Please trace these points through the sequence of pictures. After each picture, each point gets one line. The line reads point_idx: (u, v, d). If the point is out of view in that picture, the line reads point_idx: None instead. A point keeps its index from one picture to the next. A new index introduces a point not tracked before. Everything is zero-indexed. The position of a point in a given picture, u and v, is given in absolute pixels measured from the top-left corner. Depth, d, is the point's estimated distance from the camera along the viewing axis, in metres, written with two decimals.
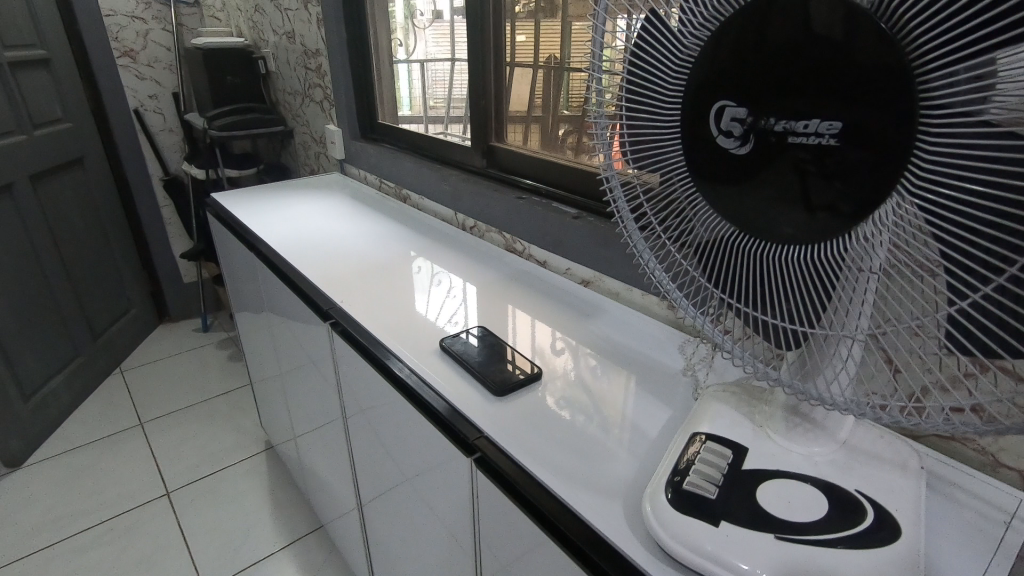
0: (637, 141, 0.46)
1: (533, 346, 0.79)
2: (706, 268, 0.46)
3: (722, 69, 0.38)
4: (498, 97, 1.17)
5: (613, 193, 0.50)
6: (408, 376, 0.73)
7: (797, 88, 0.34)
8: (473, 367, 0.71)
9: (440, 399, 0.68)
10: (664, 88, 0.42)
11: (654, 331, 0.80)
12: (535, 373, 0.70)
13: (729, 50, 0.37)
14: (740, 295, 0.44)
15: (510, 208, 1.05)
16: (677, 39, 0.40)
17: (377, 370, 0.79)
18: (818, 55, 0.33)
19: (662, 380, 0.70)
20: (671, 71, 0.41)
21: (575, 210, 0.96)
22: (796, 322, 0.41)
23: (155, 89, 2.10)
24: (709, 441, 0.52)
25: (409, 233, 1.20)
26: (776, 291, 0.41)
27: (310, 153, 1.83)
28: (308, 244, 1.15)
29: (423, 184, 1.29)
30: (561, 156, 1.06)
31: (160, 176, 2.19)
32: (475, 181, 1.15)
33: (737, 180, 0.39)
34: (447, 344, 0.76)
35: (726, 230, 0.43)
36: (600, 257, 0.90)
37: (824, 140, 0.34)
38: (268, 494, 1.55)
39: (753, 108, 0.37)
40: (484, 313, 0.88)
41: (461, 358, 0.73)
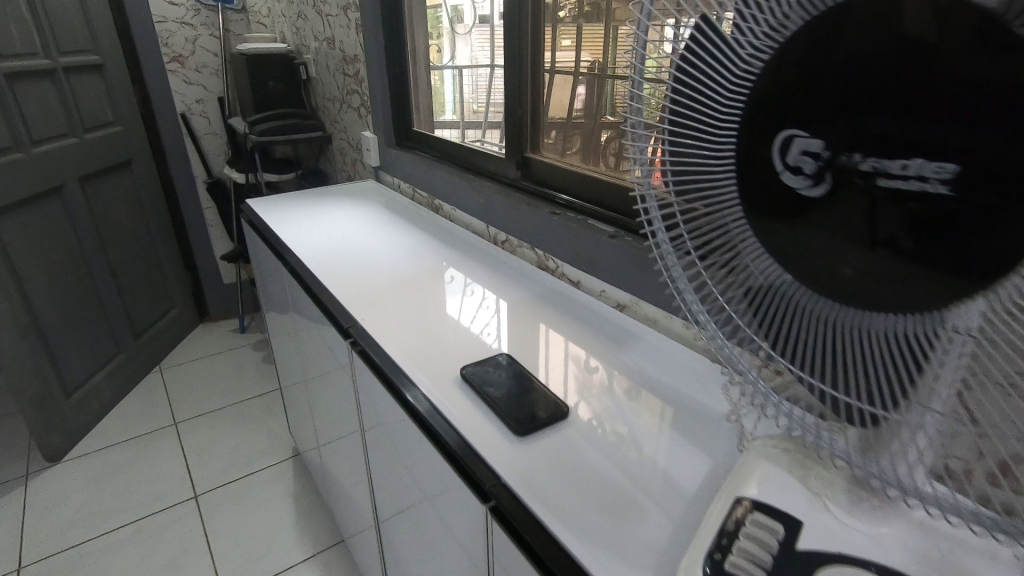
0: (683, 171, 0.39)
1: (564, 359, 0.76)
2: (762, 324, 0.39)
3: (789, 90, 0.32)
4: (534, 105, 1.11)
5: (653, 228, 0.44)
6: (422, 405, 0.69)
7: (894, 115, 0.28)
8: (495, 402, 0.66)
9: (453, 432, 0.63)
10: (716, 110, 0.35)
11: (693, 365, 0.73)
12: (562, 411, 0.64)
13: (804, 67, 0.31)
14: (807, 360, 0.37)
15: (542, 224, 0.99)
16: (733, 51, 0.33)
17: (393, 396, 0.75)
18: (927, 75, 0.26)
19: (703, 424, 0.63)
20: (725, 90, 0.34)
21: (612, 229, 0.90)
22: (873, 395, 0.34)
23: (202, 93, 2.14)
24: (755, 510, 0.46)
25: (441, 246, 1.17)
26: (855, 360, 0.34)
27: (346, 159, 1.82)
28: (336, 256, 1.12)
29: (454, 195, 1.25)
30: (599, 170, 0.99)
31: (204, 178, 2.23)
32: (508, 193, 1.10)
33: (803, 218, 0.33)
34: (469, 373, 0.71)
35: (790, 282, 0.36)
36: (636, 280, 0.83)
37: (930, 186, 0.28)
38: (292, 501, 1.54)
39: (832, 140, 0.30)
40: (512, 326, 0.85)
41: (482, 391, 0.68)
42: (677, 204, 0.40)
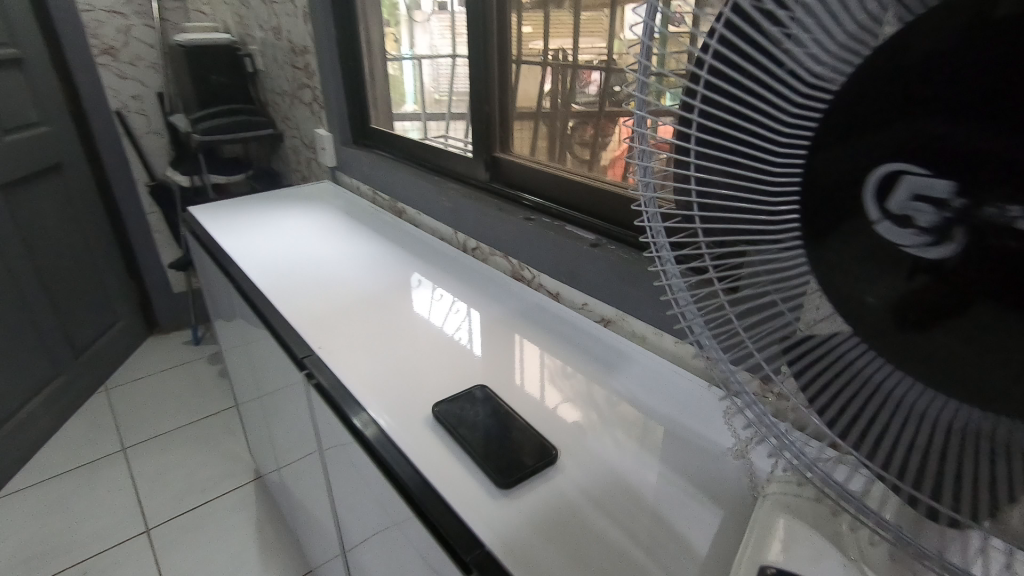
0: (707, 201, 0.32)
1: (539, 372, 0.72)
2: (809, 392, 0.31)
3: (853, 95, 0.23)
4: (502, 99, 1.03)
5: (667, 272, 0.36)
6: (378, 442, 0.61)
7: None
8: (473, 447, 0.58)
9: (416, 476, 0.55)
10: (774, 124, 0.26)
11: (687, 387, 0.68)
12: (549, 457, 0.56)
13: (918, 77, 0.22)
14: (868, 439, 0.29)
15: (516, 231, 0.91)
16: (802, 48, 0.24)
17: (343, 426, 0.66)
18: None
19: (707, 462, 0.57)
20: (792, 101, 0.25)
21: (593, 236, 0.83)
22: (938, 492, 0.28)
23: (139, 88, 1.97)
24: None
25: (405, 254, 1.08)
26: (937, 444, 0.27)
27: (301, 158, 1.70)
28: (289, 272, 1.02)
29: (419, 198, 1.16)
30: (576, 172, 0.92)
31: (146, 181, 2.07)
32: (477, 197, 1.02)
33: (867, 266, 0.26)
34: (442, 412, 0.63)
35: (844, 342, 0.28)
36: (622, 294, 0.76)
37: None
38: (256, 526, 1.44)
39: (965, 183, 0.21)
40: (485, 338, 0.81)
41: (457, 433, 0.60)
42: (699, 245, 0.33)
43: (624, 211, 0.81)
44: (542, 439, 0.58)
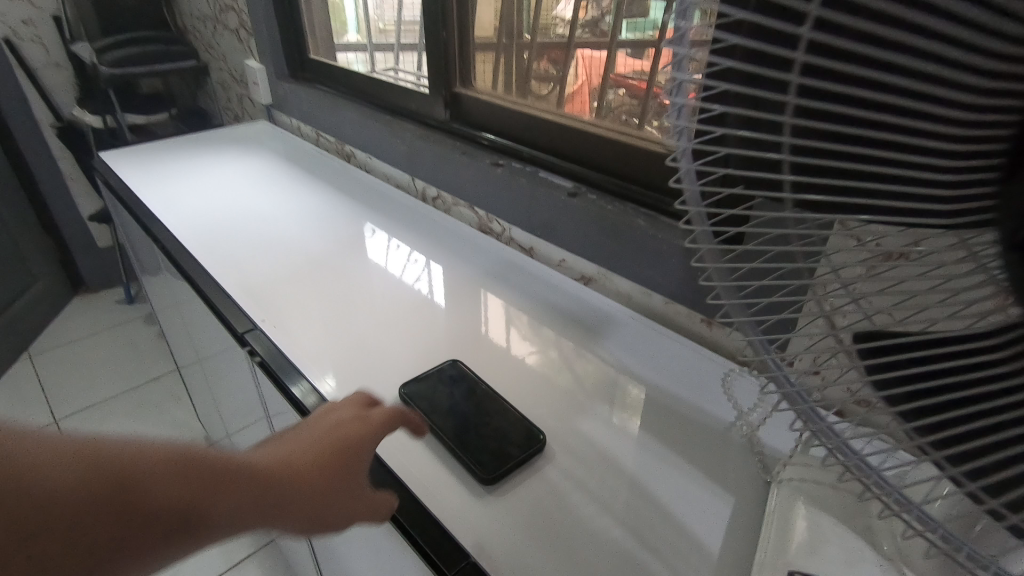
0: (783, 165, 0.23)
1: (507, 335, 0.67)
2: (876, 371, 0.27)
3: None
4: (461, 26, 0.88)
5: (701, 247, 0.29)
6: None
7: None
8: (449, 437, 0.51)
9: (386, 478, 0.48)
10: (946, 136, 0.18)
11: (677, 350, 0.62)
12: (537, 445, 0.50)
13: None
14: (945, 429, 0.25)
15: (483, 178, 0.81)
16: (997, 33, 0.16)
17: (297, 412, 0.58)
18: None
19: (709, 440, 0.52)
20: (979, 98, 0.17)
21: (570, 183, 0.73)
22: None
23: (30, 12, 1.69)
24: None
25: (356, 204, 0.97)
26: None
27: (231, 95, 1.51)
28: (223, 230, 0.89)
29: (370, 141, 1.03)
30: (547, 110, 0.82)
31: (51, 122, 1.80)
32: (437, 138, 0.90)
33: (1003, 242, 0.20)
34: (409, 394, 0.55)
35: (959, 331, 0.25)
36: (604, 250, 0.69)
37: None
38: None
39: None
40: (448, 296, 0.74)
41: (429, 420, 0.52)
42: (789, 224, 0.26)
43: (603, 156, 0.72)
44: (526, 422, 0.52)
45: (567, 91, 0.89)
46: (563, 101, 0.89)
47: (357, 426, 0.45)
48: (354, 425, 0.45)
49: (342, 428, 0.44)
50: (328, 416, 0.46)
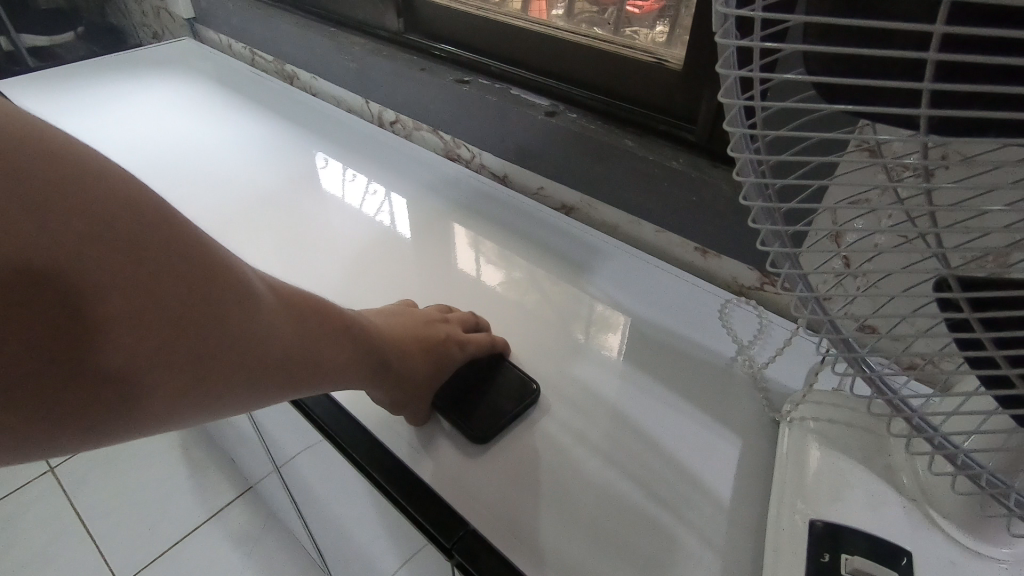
0: (898, 66, 0.17)
1: (485, 273, 0.61)
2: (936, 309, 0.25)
3: None
4: None
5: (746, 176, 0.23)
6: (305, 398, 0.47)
7: None
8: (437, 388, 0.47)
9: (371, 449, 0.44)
10: None
11: (668, 280, 0.59)
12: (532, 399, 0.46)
13: None
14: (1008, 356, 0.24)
15: (446, 98, 0.72)
16: None
17: None
18: None
19: (708, 376, 0.49)
20: None
21: (546, 101, 0.66)
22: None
23: None
24: (857, 558, 0.32)
25: (306, 132, 0.87)
26: None
27: (145, 8, 1.31)
28: (155, 170, 0.78)
29: (313, 58, 0.91)
30: (513, 15, 0.72)
31: None
32: (390, 53, 0.79)
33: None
34: None
35: None
36: (587, 176, 0.63)
37: None
38: (178, 437, 1.26)
39: None
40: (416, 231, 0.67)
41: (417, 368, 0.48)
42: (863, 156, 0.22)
43: (580, 69, 0.65)
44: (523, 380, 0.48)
45: None
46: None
47: (452, 349, 0.48)
48: (452, 347, 0.48)
49: (437, 342, 0.48)
50: (430, 323, 0.49)
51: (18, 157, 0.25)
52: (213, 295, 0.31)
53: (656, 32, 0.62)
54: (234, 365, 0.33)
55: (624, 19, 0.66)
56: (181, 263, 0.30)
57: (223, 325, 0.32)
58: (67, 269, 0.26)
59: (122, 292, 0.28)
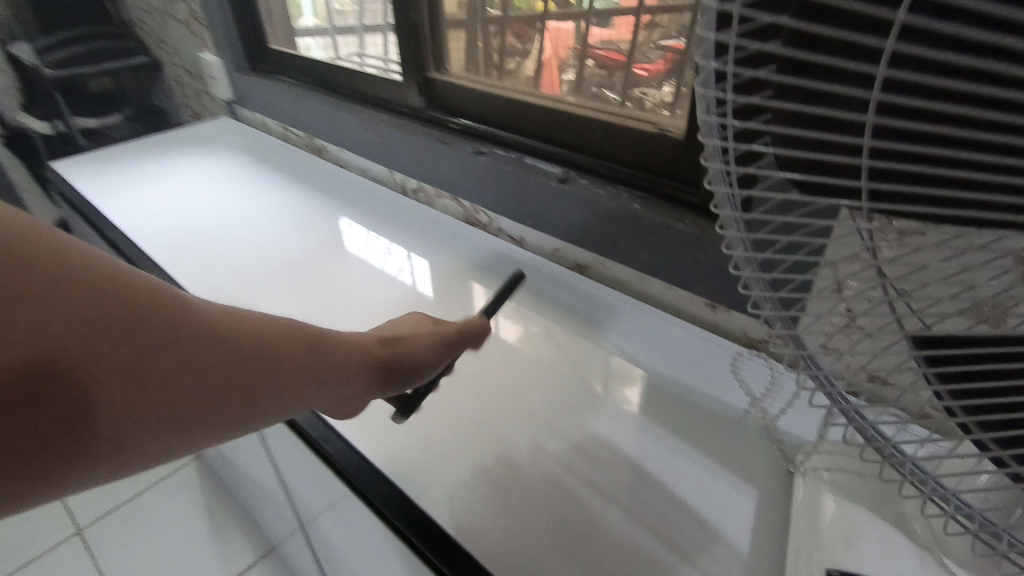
0: (858, 127, 0.21)
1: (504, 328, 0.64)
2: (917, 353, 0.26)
3: None
4: (432, 8, 0.83)
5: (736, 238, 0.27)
6: (337, 454, 0.50)
7: None
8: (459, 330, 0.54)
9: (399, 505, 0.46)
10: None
11: (680, 334, 0.61)
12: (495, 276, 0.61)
13: None
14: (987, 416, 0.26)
15: (466, 167, 0.77)
16: None
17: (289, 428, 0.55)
18: None
19: (722, 428, 0.51)
20: None
21: (558, 169, 0.71)
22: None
23: None
24: None
25: (334, 201, 0.93)
26: None
27: (187, 91, 1.43)
28: (196, 240, 0.83)
29: (341, 133, 0.98)
30: (527, 91, 0.78)
31: None
32: (412, 127, 0.86)
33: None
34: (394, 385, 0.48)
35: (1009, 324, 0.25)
36: (598, 238, 0.67)
37: None
38: (201, 500, 1.27)
39: None
40: (439, 292, 0.71)
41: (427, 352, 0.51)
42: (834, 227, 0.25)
43: (590, 140, 0.70)
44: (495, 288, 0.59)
45: (537, 62, 0.84)
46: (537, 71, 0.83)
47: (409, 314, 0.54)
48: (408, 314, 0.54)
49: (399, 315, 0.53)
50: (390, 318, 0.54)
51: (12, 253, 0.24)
52: (191, 333, 0.31)
53: (664, 92, 0.69)
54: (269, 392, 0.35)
55: (632, 81, 0.73)
56: (144, 308, 0.29)
57: (240, 360, 0.33)
58: (63, 347, 0.26)
59: (125, 353, 0.28)
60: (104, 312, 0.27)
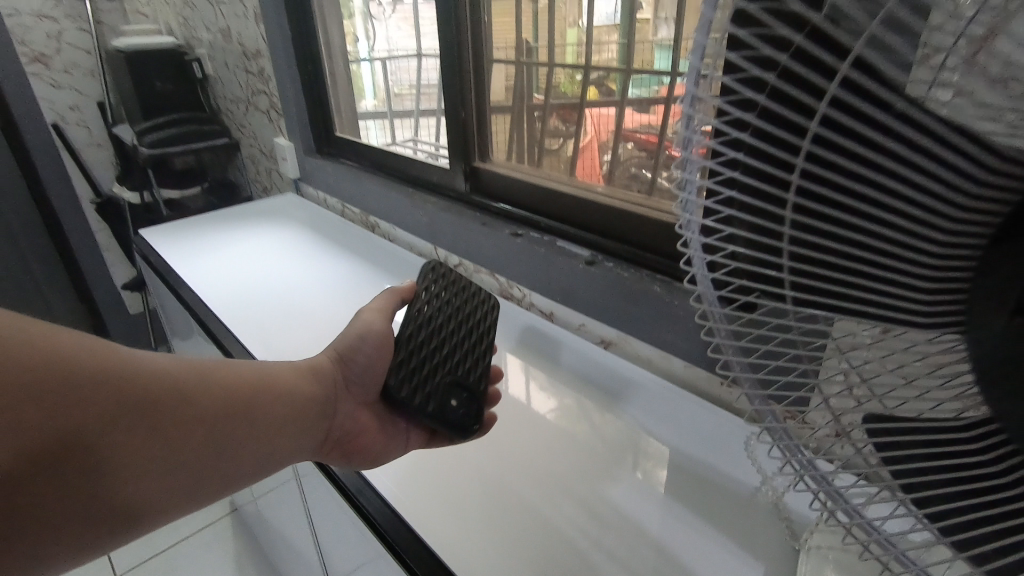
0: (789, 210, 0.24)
1: (531, 397, 0.69)
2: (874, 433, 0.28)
3: None
4: (479, 107, 0.94)
5: (708, 308, 0.28)
6: (372, 507, 0.54)
7: None
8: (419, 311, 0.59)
9: (425, 556, 0.49)
10: (934, 231, 0.22)
11: (697, 410, 0.64)
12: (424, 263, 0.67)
13: None
14: (947, 507, 0.25)
15: (503, 247, 0.85)
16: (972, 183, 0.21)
17: (330, 481, 0.60)
18: None
19: (734, 505, 0.53)
20: (954, 214, 0.22)
21: (586, 251, 0.78)
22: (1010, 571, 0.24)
23: (76, 98, 1.71)
24: None
25: (382, 272, 1.01)
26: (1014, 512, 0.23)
27: (260, 169, 1.59)
28: (258, 304, 0.92)
29: (393, 211, 1.08)
30: (560, 180, 0.86)
31: (90, 197, 1.80)
32: (456, 209, 0.95)
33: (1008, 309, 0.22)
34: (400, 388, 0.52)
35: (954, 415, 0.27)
36: (621, 316, 0.72)
37: None
38: (235, 555, 1.29)
39: None
40: None
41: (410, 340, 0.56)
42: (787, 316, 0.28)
43: (617, 227, 0.76)
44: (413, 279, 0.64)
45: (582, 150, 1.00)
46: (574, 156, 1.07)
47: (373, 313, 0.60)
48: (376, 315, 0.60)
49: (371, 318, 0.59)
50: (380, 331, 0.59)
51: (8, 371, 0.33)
52: (151, 394, 0.40)
53: None
54: (236, 428, 0.45)
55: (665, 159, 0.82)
56: (109, 385, 0.38)
57: (204, 406, 0.43)
58: (62, 427, 0.35)
59: (108, 424, 0.38)
60: (77, 398, 0.36)
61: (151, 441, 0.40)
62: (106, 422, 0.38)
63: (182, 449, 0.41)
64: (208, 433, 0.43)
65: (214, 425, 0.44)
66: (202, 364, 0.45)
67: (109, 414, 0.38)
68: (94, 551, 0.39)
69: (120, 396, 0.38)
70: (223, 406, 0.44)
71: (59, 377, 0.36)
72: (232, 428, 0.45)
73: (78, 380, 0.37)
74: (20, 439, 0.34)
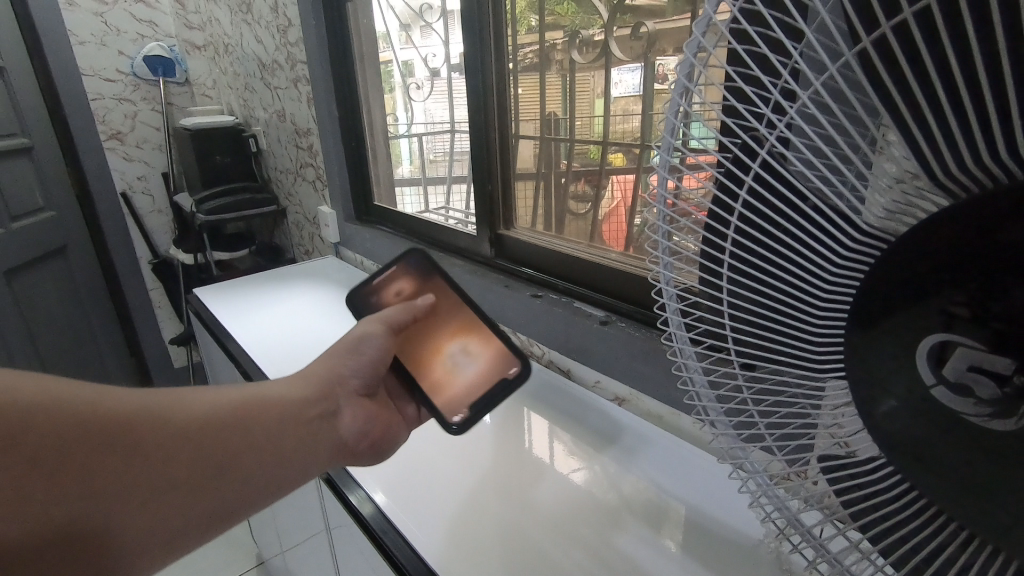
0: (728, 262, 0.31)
1: (548, 452, 0.73)
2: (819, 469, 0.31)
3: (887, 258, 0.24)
4: (505, 180, 1.03)
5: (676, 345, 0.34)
6: (397, 549, 0.59)
7: None
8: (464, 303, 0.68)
9: None
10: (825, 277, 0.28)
11: (705, 467, 0.67)
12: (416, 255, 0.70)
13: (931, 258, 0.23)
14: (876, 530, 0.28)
15: (525, 308, 0.92)
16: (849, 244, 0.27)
17: (359, 526, 0.65)
18: None
19: (740, 558, 0.55)
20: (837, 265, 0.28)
21: (602, 313, 0.84)
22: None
23: (144, 169, 1.89)
24: None
25: None
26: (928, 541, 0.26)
27: (303, 233, 1.72)
28: (298, 359, 0.99)
29: None
30: (579, 246, 0.94)
31: (149, 258, 1.95)
32: (483, 273, 1.03)
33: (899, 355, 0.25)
34: None
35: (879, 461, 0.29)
36: (634, 374, 0.76)
37: None
38: None
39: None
40: (495, 416, 0.81)
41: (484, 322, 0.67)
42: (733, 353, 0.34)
43: (629, 290, 0.82)
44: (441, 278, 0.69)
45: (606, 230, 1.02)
46: (601, 221, 1.17)
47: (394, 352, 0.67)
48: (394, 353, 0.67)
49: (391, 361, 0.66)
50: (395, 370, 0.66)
51: (43, 404, 0.40)
52: (167, 419, 0.47)
53: None
54: (248, 450, 0.51)
55: None
56: (130, 414, 0.45)
57: (216, 431, 0.50)
58: (92, 448, 0.42)
59: (131, 447, 0.44)
60: (104, 426, 0.43)
61: (172, 459, 0.46)
62: (120, 461, 0.43)
63: (199, 468, 0.48)
64: (222, 453, 0.49)
65: (225, 446, 0.50)
66: (215, 395, 0.51)
67: (118, 449, 0.43)
68: (135, 557, 0.45)
69: (141, 421, 0.45)
70: (237, 430, 0.51)
71: (87, 408, 0.42)
72: (241, 445, 0.51)
73: (103, 410, 0.43)
74: (60, 459, 0.40)
